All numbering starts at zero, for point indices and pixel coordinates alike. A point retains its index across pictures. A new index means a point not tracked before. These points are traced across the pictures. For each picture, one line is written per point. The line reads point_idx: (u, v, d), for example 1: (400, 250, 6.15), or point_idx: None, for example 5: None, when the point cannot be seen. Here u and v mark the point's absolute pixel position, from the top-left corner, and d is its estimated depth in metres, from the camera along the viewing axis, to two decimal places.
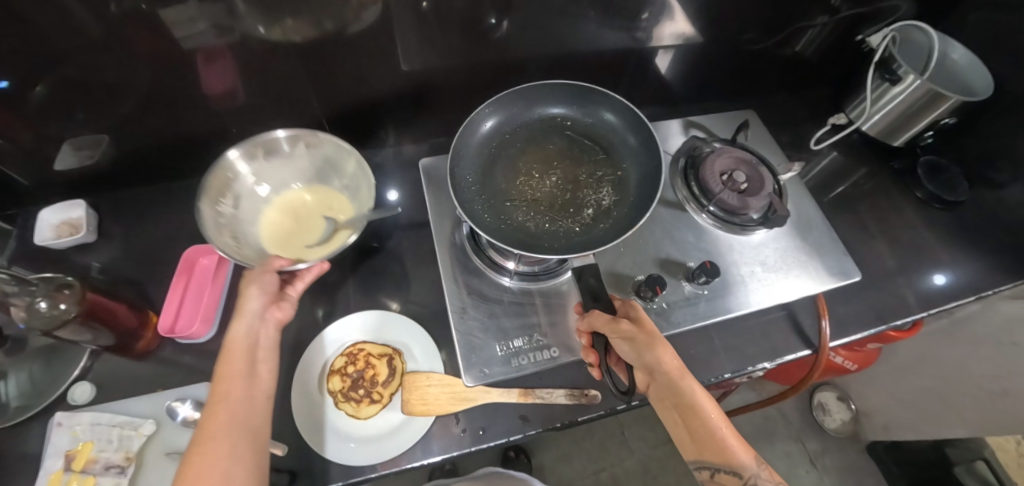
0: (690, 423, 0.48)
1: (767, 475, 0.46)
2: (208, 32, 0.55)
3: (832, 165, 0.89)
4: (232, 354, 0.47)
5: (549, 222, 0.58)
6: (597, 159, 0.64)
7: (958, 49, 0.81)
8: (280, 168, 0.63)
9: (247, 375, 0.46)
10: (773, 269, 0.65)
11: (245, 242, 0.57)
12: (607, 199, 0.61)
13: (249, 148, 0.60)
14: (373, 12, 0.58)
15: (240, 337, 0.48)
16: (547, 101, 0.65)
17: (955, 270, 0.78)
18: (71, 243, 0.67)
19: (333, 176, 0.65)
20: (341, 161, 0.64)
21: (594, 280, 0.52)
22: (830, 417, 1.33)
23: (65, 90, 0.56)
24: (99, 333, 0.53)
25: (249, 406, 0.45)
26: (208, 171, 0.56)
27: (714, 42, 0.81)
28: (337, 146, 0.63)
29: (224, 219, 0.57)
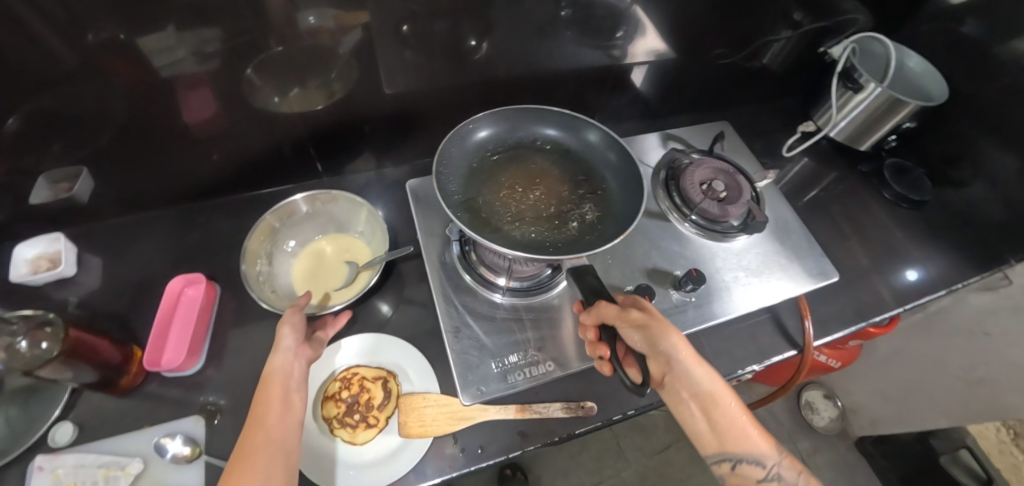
0: (710, 413, 0.49)
1: (787, 463, 0.49)
2: (189, 59, 0.55)
3: (804, 171, 0.93)
4: (268, 383, 0.47)
5: (535, 233, 0.59)
6: (578, 176, 0.65)
7: (913, 57, 0.86)
8: (303, 225, 0.70)
9: (282, 402, 0.46)
10: (757, 273, 0.67)
11: (284, 292, 0.65)
12: (591, 214, 0.62)
13: (275, 213, 0.67)
14: (355, 36, 0.59)
15: (277, 367, 0.49)
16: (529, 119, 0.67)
17: (926, 266, 0.81)
18: (48, 278, 0.65)
19: (350, 226, 0.71)
20: (355, 211, 0.71)
21: (594, 278, 0.53)
22: (819, 415, 1.35)
23: (41, 122, 0.55)
24: (80, 371, 0.51)
25: (282, 436, 0.45)
26: (246, 236, 0.63)
27: (687, 57, 0.84)
28: (349, 198, 0.70)
29: (263, 277, 0.64)
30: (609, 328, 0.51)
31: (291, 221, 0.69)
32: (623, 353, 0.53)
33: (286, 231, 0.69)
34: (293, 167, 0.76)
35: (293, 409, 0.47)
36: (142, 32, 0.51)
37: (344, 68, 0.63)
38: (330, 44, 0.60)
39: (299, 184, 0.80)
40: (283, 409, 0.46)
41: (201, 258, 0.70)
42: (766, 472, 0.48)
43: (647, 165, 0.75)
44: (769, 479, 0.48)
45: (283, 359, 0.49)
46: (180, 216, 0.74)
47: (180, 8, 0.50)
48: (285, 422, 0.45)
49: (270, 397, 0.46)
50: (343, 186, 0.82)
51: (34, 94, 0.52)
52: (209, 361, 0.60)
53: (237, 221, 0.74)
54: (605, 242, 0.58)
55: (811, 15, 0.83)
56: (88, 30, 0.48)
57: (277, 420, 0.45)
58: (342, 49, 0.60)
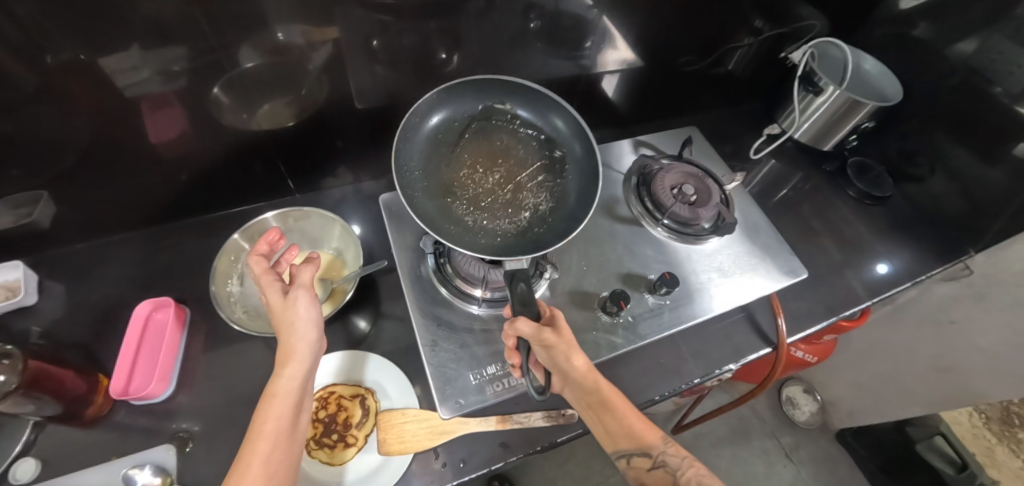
0: (604, 415, 0.51)
1: (673, 451, 0.50)
2: (154, 79, 0.54)
3: (772, 172, 0.96)
4: (279, 404, 0.44)
5: (487, 220, 0.60)
6: (541, 164, 0.66)
7: (868, 60, 0.90)
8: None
9: (290, 426, 0.44)
10: (729, 273, 0.68)
11: (257, 312, 0.64)
12: (545, 203, 0.63)
13: (246, 233, 0.66)
14: (324, 52, 0.59)
15: (290, 387, 0.46)
16: (500, 97, 0.66)
17: (891, 259, 0.84)
18: (8, 308, 0.62)
19: (323, 242, 0.70)
20: (328, 226, 0.70)
21: (525, 286, 0.50)
22: (799, 410, 1.38)
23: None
24: (42, 404, 0.49)
25: (286, 469, 0.42)
26: (213, 258, 0.62)
27: (655, 65, 0.86)
28: (322, 214, 0.69)
29: (233, 298, 0.63)
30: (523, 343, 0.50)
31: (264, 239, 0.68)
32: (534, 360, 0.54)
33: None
34: (264, 185, 0.75)
35: (298, 438, 0.44)
36: (103, 52, 0.50)
37: (315, 84, 0.63)
38: (300, 61, 0.59)
39: (271, 201, 0.79)
40: (289, 438, 0.43)
41: (170, 281, 0.68)
42: (654, 462, 0.49)
43: (619, 172, 0.77)
44: (658, 469, 0.49)
45: (296, 380, 0.46)
46: (147, 238, 0.72)
47: (144, 28, 0.49)
48: (293, 454, 0.43)
49: (280, 421, 0.43)
50: (317, 202, 0.81)
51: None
52: (181, 386, 0.58)
53: (208, 242, 0.73)
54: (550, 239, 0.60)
55: (771, 21, 0.86)
56: (46, 52, 0.47)
57: (285, 451, 0.42)
58: (311, 65, 0.60)
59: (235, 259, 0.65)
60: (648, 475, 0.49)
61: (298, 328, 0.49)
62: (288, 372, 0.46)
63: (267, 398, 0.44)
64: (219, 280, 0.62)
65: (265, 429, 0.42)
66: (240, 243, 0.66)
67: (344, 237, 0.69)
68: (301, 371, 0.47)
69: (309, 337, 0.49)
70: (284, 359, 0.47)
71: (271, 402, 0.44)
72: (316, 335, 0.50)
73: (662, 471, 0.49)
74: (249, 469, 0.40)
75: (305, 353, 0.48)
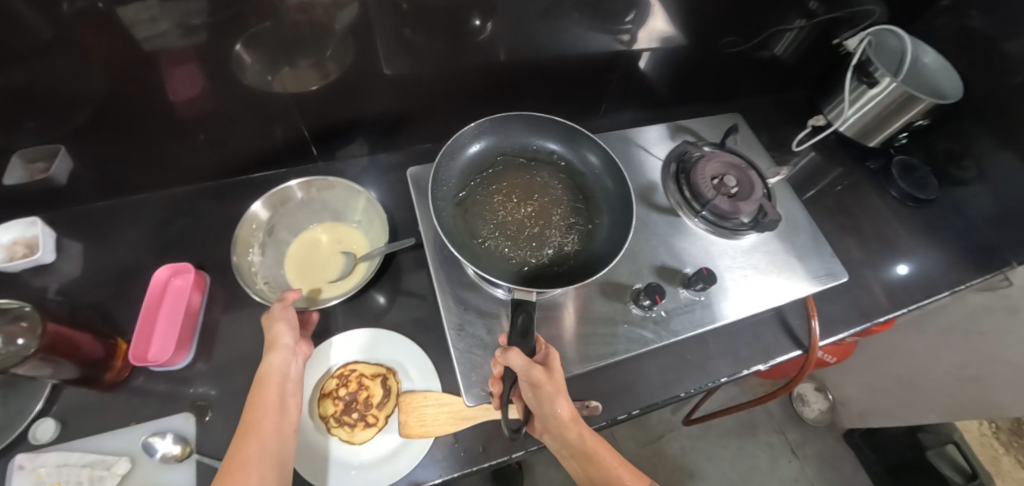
0: (592, 473, 0.47)
1: None
2: (174, 32, 0.51)
3: (810, 165, 0.92)
4: (266, 387, 0.46)
5: (508, 248, 0.57)
6: (574, 204, 0.62)
7: (929, 52, 0.82)
8: (298, 214, 0.67)
9: (279, 406, 0.45)
10: (765, 272, 0.66)
11: (278, 285, 0.61)
12: (571, 246, 0.59)
13: (269, 200, 0.64)
14: (351, 11, 0.55)
15: (276, 370, 0.48)
16: (545, 134, 0.65)
17: (930, 265, 0.81)
18: (27, 265, 0.61)
19: (347, 212, 0.68)
20: (352, 198, 0.68)
21: (525, 317, 0.50)
22: (809, 407, 1.37)
23: (13, 97, 0.50)
24: (60, 366, 0.48)
25: (283, 444, 0.43)
26: (237, 223, 0.61)
27: (697, 44, 0.81)
28: (346, 185, 0.67)
29: (255, 268, 0.61)
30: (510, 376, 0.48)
31: (287, 208, 0.66)
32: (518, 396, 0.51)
33: (279, 221, 0.66)
34: (285, 151, 0.72)
35: (292, 415, 0.46)
36: (122, 2, 0.46)
37: (339, 45, 0.59)
38: (326, 20, 0.55)
39: (291, 169, 0.76)
40: (281, 417, 0.45)
41: (189, 246, 0.66)
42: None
43: (657, 158, 0.73)
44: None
45: (279, 366, 0.48)
46: (166, 200, 0.70)
47: None
48: (288, 432, 0.44)
49: (270, 401, 0.45)
50: (339, 171, 0.78)
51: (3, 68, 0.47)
52: (200, 355, 0.58)
53: (227, 207, 0.71)
54: (566, 284, 0.55)
55: (827, 4, 0.80)
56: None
57: (277, 429, 0.44)
58: (338, 25, 0.56)
59: (257, 230, 0.64)
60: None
61: (277, 326, 0.51)
62: (269, 359, 0.48)
63: (256, 385, 0.46)
64: (240, 250, 0.60)
65: (257, 406, 0.44)
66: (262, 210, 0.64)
67: (369, 209, 0.67)
68: (282, 357, 0.49)
69: (287, 332, 0.51)
70: (268, 348, 0.49)
71: (260, 384, 0.46)
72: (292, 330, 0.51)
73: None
74: (243, 449, 0.41)
75: (285, 344, 0.50)
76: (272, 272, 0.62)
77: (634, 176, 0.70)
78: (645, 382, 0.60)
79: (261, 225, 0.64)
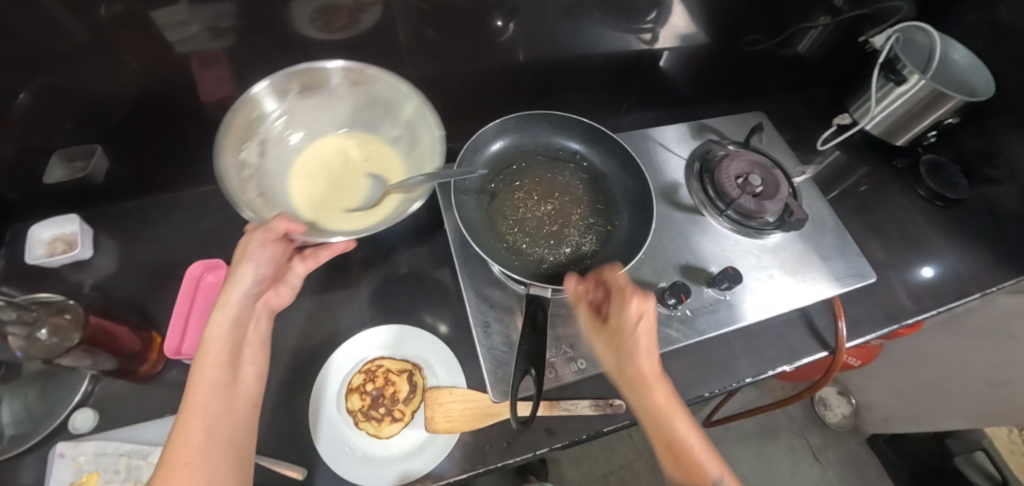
0: (665, 433, 0.44)
1: None
2: (204, 35, 0.52)
3: (834, 164, 0.90)
4: (211, 355, 0.43)
5: (526, 243, 0.57)
6: (594, 204, 0.62)
7: (959, 50, 0.81)
8: (317, 109, 0.59)
9: (228, 378, 0.43)
10: (791, 272, 0.65)
11: (273, 198, 0.53)
12: (589, 246, 0.59)
13: (286, 83, 0.54)
14: (376, 13, 0.56)
15: (221, 334, 0.44)
16: (568, 133, 0.66)
17: (959, 267, 0.79)
18: (65, 261, 0.63)
19: (383, 122, 0.61)
20: (392, 110, 0.60)
21: (540, 312, 0.49)
22: (830, 412, 1.35)
23: (54, 97, 0.52)
24: (99, 358, 0.49)
25: (233, 420, 0.42)
26: (231, 108, 0.51)
27: (718, 43, 0.81)
28: (389, 84, 0.57)
29: (248, 170, 0.53)
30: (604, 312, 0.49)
31: (303, 101, 0.58)
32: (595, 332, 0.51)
33: (287, 114, 0.57)
34: None
35: (243, 388, 0.44)
36: (156, 5, 0.47)
37: (362, 46, 0.60)
38: (351, 23, 0.56)
39: None
40: (228, 389, 0.43)
41: (218, 242, 0.68)
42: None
43: (679, 157, 0.72)
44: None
45: (225, 326, 0.44)
46: (195, 198, 0.72)
47: None
48: (235, 407, 0.42)
49: (218, 372, 0.42)
50: None
51: (45, 69, 0.49)
52: None
53: None
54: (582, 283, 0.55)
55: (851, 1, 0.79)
56: (101, 2, 0.45)
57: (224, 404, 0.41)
58: (361, 27, 0.57)
59: (255, 120, 0.54)
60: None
61: (240, 272, 0.45)
62: (215, 318, 0.44)
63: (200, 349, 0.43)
64: (229, 144, 0.51)
65: (200, 379, 0.41)
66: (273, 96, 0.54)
67: (410, 131, 0.60)
68: (231, 315, 0.45)
69: (247, 281, 0.46)
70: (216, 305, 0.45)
71: (206, 350, 0.43)
72: (257, 278, 0.46)
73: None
74: (187, 428, 0.39)
75: (239, 299, 0.45)
76: (268, 178, 0.55)
77: (657, 175, 0.70)
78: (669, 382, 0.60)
79: (262, 115, 0.55)
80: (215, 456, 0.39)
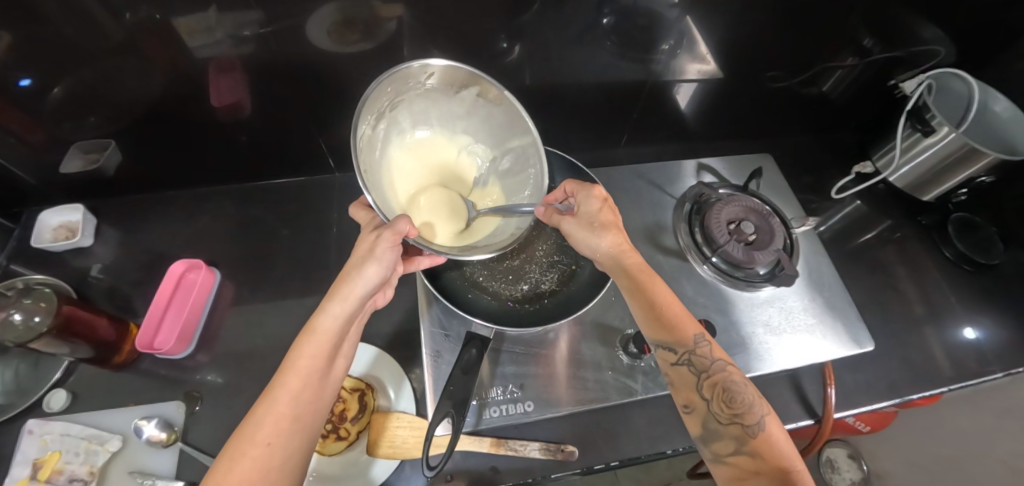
0: (666, 312, 0.49)
1: (734, 370, 0.47)
2: (226, 42, 0.54)
3: (854, 215, 0.84)
4: (316, 342, 0.42)
5: (484, 276, 0.59)
6: (561, 243, 0.62)
7: (1001, 101, 0.73)
8: (432, 103, 0.54)
9: (322, 370, 0.42)
10: (777, 331, 0.62)
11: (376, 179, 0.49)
12: (548, 284, 0.59)
13: (424, 70, 0.50)
14: (388, 29, 0.57)
15: (331, 326, 0.43)
16: (547, 165, 0.68)
17: (987, 341, 0.71)
18: (67, 247, 0.67)
19: (488, 136, 0.58)
20: (503, 135, 0.57)
21: (474, 352, 0.50)
22: (838, 475, 1.16)
23: (79, 93, 0.56)
24: (76, 347, 0.53)
25: (315, 414, 0.41)
26: (374, 83, 0.46)
27: (737, 78, 0.77)
28: (517, 116, 0.54)
29: (364, 142, 0.49)
30: (593, 207, 0.52)
31: (431, 93, 0.53)
32: (591, 227, 0.52)
33: (410, 101, 0.53)
34: (308, 161, 0.76)
35: (331, 383, 0.43)
36: (178, 13, 0.50)
37: (365, 63, 0.61)
38: (361, 40, 0.57)
39: (313, 178, 0.79)
40: (321, 379, 0.42)
41: (210, 242, 0.71)
42: (675, 359, 0.48)
43: (672, 197, 0.71)
44: (682, 366, 0.47)
45: (339, 319, 0.44)
46: (196, 197, 0.75)
47: None
48: (323, 396, 0.42)
49: (314, 362, 0.42)
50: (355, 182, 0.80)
51: (72, 67, 0.53)
52: (201, 347, 0.61)
53: (249, 209, 0.75)
54: (530, 323, 0.55)
55: (884, 42, 0.74)
56: (125, 9, 0.48)
57: (315, 393, 0.41)
58: (374, 42, 0.58)
59: (386, 95, 0.49)
60: (672, 369, 0.48)
61: (365, 270, 0.44)
62: (331, 308, 0.43)
63: (309, 331, 0.43)
64: (362, 110, 0.46)
65: (297, 366, 0.41)
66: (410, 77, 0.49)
67: (500, 158, 0.58)
68: (347, 311, 0.44)
69: (370, 280, 0.44)
70: (330, 293, 0.44)
71: (310, 337, 0.43)
72: (380, 279, 0.45)
73: (682, 369, 0.47)
74: (277, 404, 0.40)
75: (359, 296, 0.44)
76: (372, 156, 0.50)
77: (644, 214, 0.69)
78: (631, 433, 0.57)
79: (397, 95, 0.51)
80: (294, 441, 0.39)
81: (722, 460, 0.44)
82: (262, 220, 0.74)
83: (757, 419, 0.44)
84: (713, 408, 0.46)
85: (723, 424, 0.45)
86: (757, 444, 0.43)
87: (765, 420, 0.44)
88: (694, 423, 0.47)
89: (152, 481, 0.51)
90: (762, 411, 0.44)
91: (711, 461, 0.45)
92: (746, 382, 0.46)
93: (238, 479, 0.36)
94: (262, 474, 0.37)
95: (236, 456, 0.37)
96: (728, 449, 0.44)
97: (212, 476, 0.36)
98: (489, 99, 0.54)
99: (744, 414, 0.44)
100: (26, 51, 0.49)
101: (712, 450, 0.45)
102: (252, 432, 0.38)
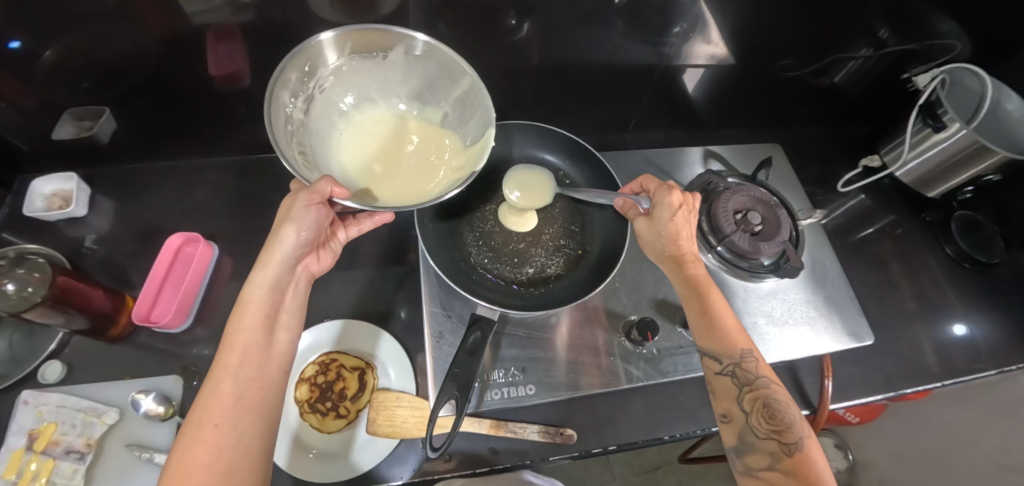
0: (718, 321, 0.49)
1: (778, 389, 0.46)
2: (225, 9, 0.52)
3: (858, 208, 0.84)
4: (245, 316, 0.43)
5: (488, 259, 0.59)
6: (565, 228, 0.62)
7: (1014, 99, 0.71)
8: (364, 74, 0.51)
9: (262, 344, 0.42)
10: (778, 322, 0.62)
11: (313, 159, 0.47)
12: (554, 269, 0.59)
13: (337, 40, 0.47)
14: (392, 2, 0.55)
15: (259, 294, 0.44)
16: (553, 147, 0.67)
17: (982, 340, 0.72)
18: (61, 216, 0.66)
19: (434, 97, 0.55)
20: (443, 88, 0.54)
21: (479, 335, 0.50)
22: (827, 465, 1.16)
23: (73, 57, 0.54)
24: (71, 317, 0.52)
25: (265, 390, 0.41)
26: (281, 61, 0.44)
27: (748, 65, 0.76)
28: (446, 61, 0.50)
29: (293, 127, 0.47)
30: (667, 210, 0.54)
31: (358, 63, 0.50)
32: (660, 230, 0.54)
33: (342, 75, 0.50)
34: None
35: (276, 356, 0.43)
36: None
37: None
38: (367, 11, 0.55)
39: None
40: (262, 352, 0.42)
41: (207, 216, 0.70)
42: (721, 368, 0.48)
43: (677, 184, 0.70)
44: (726, 377, 0.47)
45: (264, 287, 0.45)
46: (192, 169, 0.73)
47: None
48: (268, 370, 0.42)
49: (251, 336, 0.42)
50: None
51: (64, 29, 0.50)
52: (198, 321, 0.60)
53: (246, 183, 0.73)
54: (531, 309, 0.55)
55: (899, 34, 0.73)
56: None
57: (257, 365, 0.41)
58: (379, 12, 0.56)
59: (306, 75, 0.48)
60: (715, 378, 0.48)
61: (284, 234, 0.46)
62: (255, 279, 0.45)
63: (239, 307, 0.43)
64: (277, 94, 0.45)
65: (234, 344, 0.41)
66: (324, 50, 0.47)
67: (451, 112, 0.55)
68: (270, 278, 0.45)
69: (291, 243, 0.46)
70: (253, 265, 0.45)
71: (242, 311, 0.43)
72: (301, 242, 0.47)
73: (726, 380, 0.47)
74: (219, 386, 0.39)
75: (281, 261, 0.46)
76: (310, 136, 0.48)
77: None
78: (629, 419, 0.57)
79: (321, 71, 0.49)
80: (245, 419, 0.39)
81: (753, 473, 0.44)
82: (260, 194, 0.72)
83: (796, 438, 0.44)
84: (752, 421, 0.46)
85: (761, 438, 0.44)
86: (794, 462, 0.42)
87: (805, 441, 0.43)
88: (730, 434, 0.47)
89: (151, 455, 0.51)
90: (802, 432, 0.44)
91: (741, 473, 0.45)
92: (789, 401, 0.46)
93: (192, 462, 0.36)
94: (214, 456, 0.37)
95: (186, 443, 0.37)
96: (762, 463, 0.44)
97: (167, 465, 0.36)
98: (416, 54, 0.51)
99: (783, 431, 0.44)
100: (16, 11, 0.47)
101: (745, 463, 0.45)
102: (198, 418, 0.38)
